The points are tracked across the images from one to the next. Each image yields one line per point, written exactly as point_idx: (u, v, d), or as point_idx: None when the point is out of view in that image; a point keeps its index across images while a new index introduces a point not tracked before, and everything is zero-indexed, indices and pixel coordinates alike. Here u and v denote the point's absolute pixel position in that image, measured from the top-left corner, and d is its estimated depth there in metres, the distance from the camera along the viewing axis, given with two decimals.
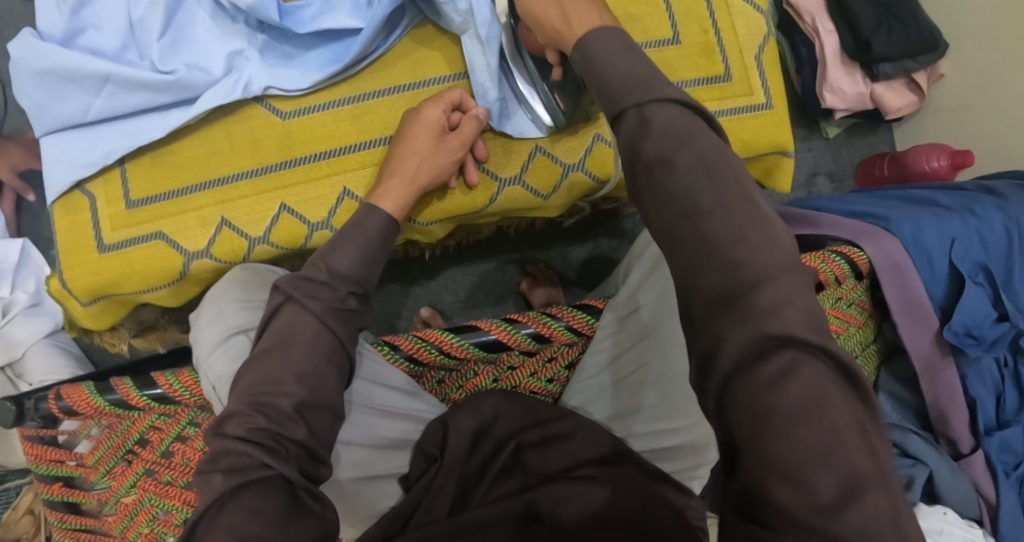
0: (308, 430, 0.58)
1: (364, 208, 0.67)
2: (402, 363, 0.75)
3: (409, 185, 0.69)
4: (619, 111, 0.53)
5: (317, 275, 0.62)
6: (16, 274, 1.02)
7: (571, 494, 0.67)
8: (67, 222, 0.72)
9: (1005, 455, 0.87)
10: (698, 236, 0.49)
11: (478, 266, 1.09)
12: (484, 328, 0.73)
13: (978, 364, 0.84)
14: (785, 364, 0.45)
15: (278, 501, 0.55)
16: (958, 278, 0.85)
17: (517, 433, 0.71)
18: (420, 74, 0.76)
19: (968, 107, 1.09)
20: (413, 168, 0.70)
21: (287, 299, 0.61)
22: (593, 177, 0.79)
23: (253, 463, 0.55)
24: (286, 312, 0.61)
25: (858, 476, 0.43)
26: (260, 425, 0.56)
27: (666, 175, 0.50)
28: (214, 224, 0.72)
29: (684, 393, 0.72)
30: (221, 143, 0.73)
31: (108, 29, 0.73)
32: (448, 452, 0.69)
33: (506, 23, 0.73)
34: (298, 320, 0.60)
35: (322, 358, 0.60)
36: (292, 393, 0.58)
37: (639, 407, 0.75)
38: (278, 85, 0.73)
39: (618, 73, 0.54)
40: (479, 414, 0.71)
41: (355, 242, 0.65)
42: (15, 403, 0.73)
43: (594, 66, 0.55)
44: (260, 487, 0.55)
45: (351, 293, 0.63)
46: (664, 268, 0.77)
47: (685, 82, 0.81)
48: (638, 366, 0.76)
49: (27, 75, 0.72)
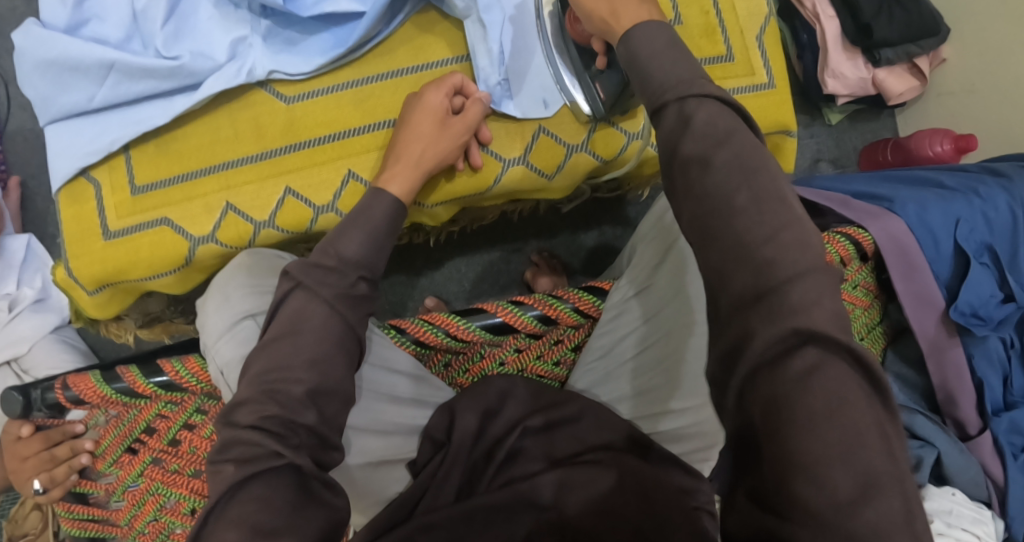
0: (318, 415, 0.58)
1: (370, 192, 0.68)
2: (410, 346, 0.77)
3: (414, 168, 0.70)
4: (659, 105, 0.53)
5: (326, 261, 0.63)
6: (22, 271, 1.02)
7: (578, 479, 0.66)
8: (72, 211, 0.73)
9: (1012, 436, 0.85)
10: (728, 226, 0.48)
11: (482, 255, 1.09)
12: (491, 310, 0.74)
13: (985, 343, 0.84)
14: (812, 362, 0.44)
15: (288, 492, 0.54)
16: (964, 257, 0.84)
17: (524, 418, 0.71)
18: (421, 58, 0.76)
19: (971, 92, 1.09)
20: (419, 151, 0.70)
21: (296, 285, 0.61)
22: (597, 157, 0.79)
23: (263, 453, 0.55)
24: (294, 298, 0.61)
25: (876, 454, 0.43)
26: (271, 412, 0.56)
27: (703, 175, 0.50)
28: (220, 209, 0.73)
29: (693, 372, 0.72)
30: (226, 128, 0.73)
31: (111, 21, 0.73)
32: (455, 439, 0.70)
33: (556, 8, 0.72)
34: (309, 306, 0.60)
35: (331, 345, 0.60)
36: (303, 380, 0.58)
37: (649, 389, 0.75)
38: (282, 69, 0.73)
39: (662, 71, 0.53)
40: (485, 398, 0.72)
41: (362, 228, 0.65)
42: (21, 394, 0.74)
43: (639, 64, 0.55)
44: (270, 477, 0.54)
45: (361, 278, 0.63)
46: (669, 247, 0.76)
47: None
48: (645, 346, 0.76)
49: (31, 66, 0.72)
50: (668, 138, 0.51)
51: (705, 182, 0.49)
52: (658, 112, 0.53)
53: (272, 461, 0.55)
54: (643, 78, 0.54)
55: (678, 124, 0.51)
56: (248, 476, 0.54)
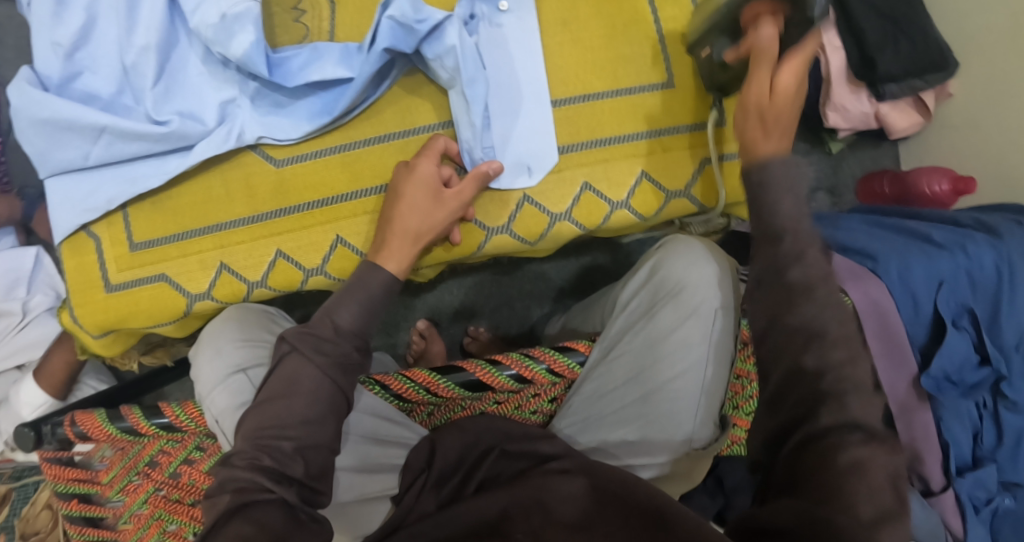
0: (306, 468, 0.63)
1: (366, 265, 0.70)
2: (391, 400, 0.80)
3: (411, 243, 0.70)
4: (776, 232, 0.62)
5: (322, 330, 0.66)
6: (31, 280, 1.08)
7: (545, 482, 0.69)
8: (74, 262, 0.75)
9: (977, 491, 0.86)
10: (821, 355, 0.59)
11: (474, 277, 1.11)
12: (469, 370, 0.76)
13: (956, 406, 0.86)
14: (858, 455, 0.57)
15: (279, 518, 0.59)
16: (941, 324, 0.86)
17: (502, 442, 0.76)
18: (409, 121, 0.76)
19: (974, 127, 1.07)
20: (415, 225, 0.70)
21: (291, 349, 0.65)
22: (581, 227, 0.77)
23: (257, 487, 0.60)
24: (289, 362, 0.65)
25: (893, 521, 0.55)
26: (264, 462, 0.61)
27: (806, 302, 0.60)
28: (215, 267, 0.75)
29: (663, 428, 0.76)
30: (219, 189, 0.75)
31: (103, 73, 0.74)
32: (437, 465, 0.75)
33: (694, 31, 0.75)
34: (301, 370, 0.65)
35: (324, 405, 0.64)
36: (295, 436, 0.63)
37: (619, 440, 0.78)
38: (270, 134, 0.74)
39: (786, 207, 0.62)
40: (464, 433, 0.77)
41: (357, 298, 0.68)
42: (32, 430, 0.81)
43: (763, 194, 0.64)
44: (263, 505, 0.60)
45: (355, 348, 0.67)
46: (656, 315, 0.78)
47: (677, 128, 0.78)
48: (619, 404, 0.78)
49: (27, 122, 0.73)
50: (777, 267, 0.61)
51: (807, 310, 0.60)
52: (775, 238, 0.62)
53: (263, 494, 0.60)
54: (772, 209, 0.63)
55: (790, 252, 0.61)
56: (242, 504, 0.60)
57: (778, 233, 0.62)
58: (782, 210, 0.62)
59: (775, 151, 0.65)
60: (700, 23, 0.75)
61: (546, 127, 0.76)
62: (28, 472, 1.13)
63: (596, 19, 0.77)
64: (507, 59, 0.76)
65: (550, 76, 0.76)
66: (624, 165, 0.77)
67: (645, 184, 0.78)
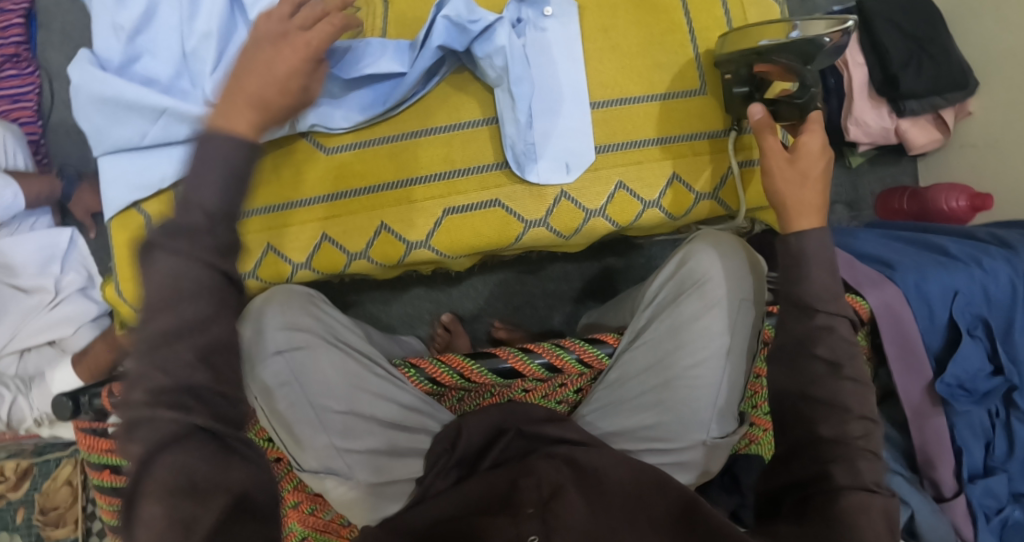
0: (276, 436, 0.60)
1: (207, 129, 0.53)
2: (424, 383, 0.82)
3: (254, 102, 0.57)
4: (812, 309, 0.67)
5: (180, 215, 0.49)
6: (65, 259, 1.10)
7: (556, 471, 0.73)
8: (124, 237, 0.79)
9: (988, 499, 0.89)
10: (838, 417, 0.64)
11: (498, 275, 1.14)
12: (502, 356, 0.80)
13: (969, 414, 0.88)
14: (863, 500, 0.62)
15: (199, 451, 0.52)
16: (956, 331, 0.88)
17: (519, 424, 0.78)
18: (455, 117, 0.78)
19: (993, 146, 1.10)
20: (256, 83, 0.58)
21: (152, 246, 0.49)
22: (614, 223, 0.80)
23: (163, 424, 0.50)
24: (155, 264, 0.49)
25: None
26: (158, 384, 0.49)
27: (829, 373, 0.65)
28: (261, 249, 0.78)
29: (683, 415, 0.79)
30: (268, 173, 0.78)
31: (162, 57, 0.78)
32: (459, 446, 0.76)
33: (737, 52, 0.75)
34: (174, 267, 0.48)
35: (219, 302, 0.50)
36: (192, 342, 0.49)
37: (641, 426, 0.80)
38: (324, 123, 0.76)
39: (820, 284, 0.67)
40: (487, 417, 0.78)
41: (216, 166, 0.51)
42: (72, 399, 0.81)
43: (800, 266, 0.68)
44: (179, 443, 0.51)
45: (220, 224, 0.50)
46: (678, 309, 0.80)
47: (693, 135, 0.80)
48: (641, 391, 0.80)
49: (88, 100, 0.77)
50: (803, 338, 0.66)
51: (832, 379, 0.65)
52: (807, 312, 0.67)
53: (177, 424, 0.50)
54: (803, 281, 0.67)
55: (821, 326, 0.66)
56: (158, 450, 0.51)
57: (810, 306, 0.67)
58: (815, 286, 0.67)
59: (812, 225, 0.69)
60: (728, 49, 0.76)
61: (584, 130, 0.78)
62: (50, 448, 1.12)
63: (634, 28, 0.81)
64: (550, 62, 0.78)
65: (589, 81, 0.79)
66: (657, 166, 0.80)
67: (677, 185, 0.80)
